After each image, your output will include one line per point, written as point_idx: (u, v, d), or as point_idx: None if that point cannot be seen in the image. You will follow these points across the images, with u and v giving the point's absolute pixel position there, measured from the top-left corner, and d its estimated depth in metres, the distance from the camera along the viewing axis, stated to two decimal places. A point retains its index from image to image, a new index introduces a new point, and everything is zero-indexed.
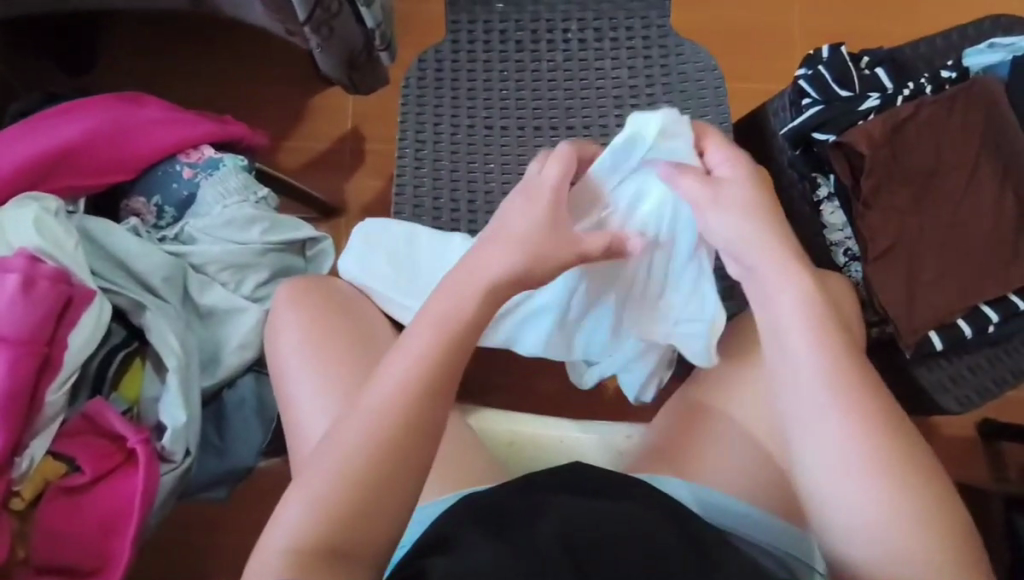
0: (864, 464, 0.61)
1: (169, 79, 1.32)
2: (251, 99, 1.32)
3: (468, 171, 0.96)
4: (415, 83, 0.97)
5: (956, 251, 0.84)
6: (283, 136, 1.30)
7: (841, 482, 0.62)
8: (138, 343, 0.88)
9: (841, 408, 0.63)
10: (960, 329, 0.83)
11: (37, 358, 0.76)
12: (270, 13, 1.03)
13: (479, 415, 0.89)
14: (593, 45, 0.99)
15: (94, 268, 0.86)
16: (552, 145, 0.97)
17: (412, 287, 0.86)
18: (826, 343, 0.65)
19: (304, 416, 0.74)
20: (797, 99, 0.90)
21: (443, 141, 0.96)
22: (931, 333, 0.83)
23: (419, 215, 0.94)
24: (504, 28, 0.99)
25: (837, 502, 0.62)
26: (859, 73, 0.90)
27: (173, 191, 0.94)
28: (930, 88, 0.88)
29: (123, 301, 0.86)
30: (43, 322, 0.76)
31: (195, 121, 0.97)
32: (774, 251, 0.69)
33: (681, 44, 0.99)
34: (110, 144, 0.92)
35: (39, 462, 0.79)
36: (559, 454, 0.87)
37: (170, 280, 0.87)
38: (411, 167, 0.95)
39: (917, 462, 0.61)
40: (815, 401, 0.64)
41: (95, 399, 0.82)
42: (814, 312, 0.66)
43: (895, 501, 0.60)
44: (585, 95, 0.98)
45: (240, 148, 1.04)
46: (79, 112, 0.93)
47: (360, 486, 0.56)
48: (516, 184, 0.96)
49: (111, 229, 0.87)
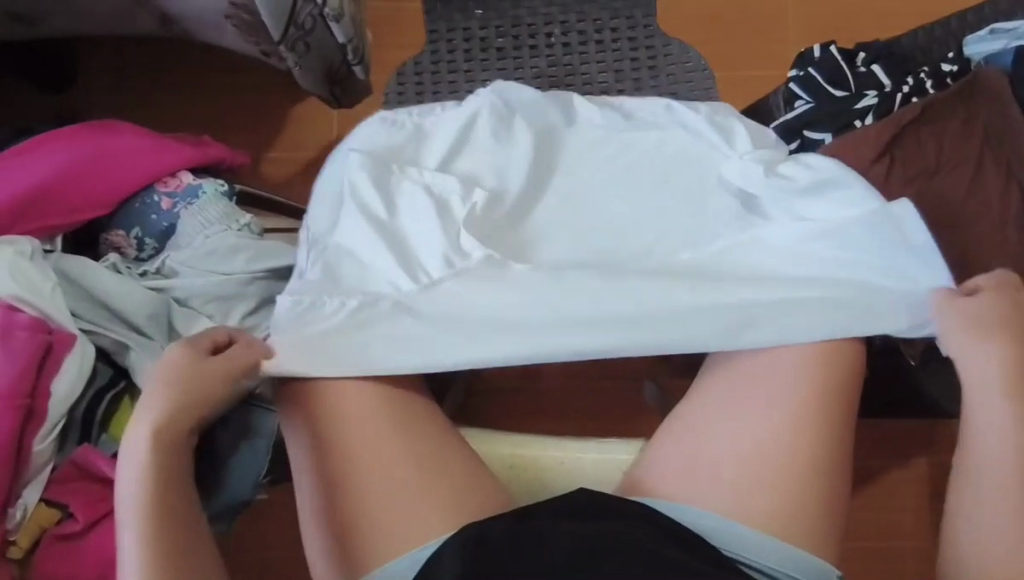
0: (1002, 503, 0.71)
1: (145, 94, 1.29)
2: (232, 109, 1.29)
3: (496, 42, 0.95)
4: (395, 97, 0.94)
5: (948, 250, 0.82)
6: (266, 148, 1.27)
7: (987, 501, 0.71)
8: (125, 382, 0.86)
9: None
10: None
11: (21, 411, 0.74)
12: (244, 39, 0.99)
13: (483, 438, 0.88)
14: (577, 49, 0.95)
15: (74, 310, 0.84)
16: (581, 60, 0.95)
17: (511, 201, 0.87)
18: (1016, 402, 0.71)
19: (308, 439, 0.77)
20: (789, 101, 0.89)
21: (457, 67, 0.95)
22: None
23: (422, 94, 0.94)
24: (485, 36, 0.95)
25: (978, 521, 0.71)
26: (855, 71, 0.88)
27: (153, 223, 0.92)
28: (915, 99, 0.84)
29: (107, 341, 0.84)
30: (23, 374, 0.74)
31: (171, 148, 0.95)
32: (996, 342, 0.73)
33: (669, 44, 0.95)
34: (82, 179, 0.89)
35: (33, 509, 0.78)
36: (558, 476, 0.86)
37: (155, 317, 0.85)
38: (444, 42, 0.95)
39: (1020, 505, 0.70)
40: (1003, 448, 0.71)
41: (83, 446, 0.80)
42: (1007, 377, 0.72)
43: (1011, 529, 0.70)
44: (571, 85, 0.95)
45: (221, 171, 1.02)
46: (48, 147, 0.90)
47: (170, 527, 0.68)
48: (527, 66, 0.95)
49: (90, 268, 0.84)
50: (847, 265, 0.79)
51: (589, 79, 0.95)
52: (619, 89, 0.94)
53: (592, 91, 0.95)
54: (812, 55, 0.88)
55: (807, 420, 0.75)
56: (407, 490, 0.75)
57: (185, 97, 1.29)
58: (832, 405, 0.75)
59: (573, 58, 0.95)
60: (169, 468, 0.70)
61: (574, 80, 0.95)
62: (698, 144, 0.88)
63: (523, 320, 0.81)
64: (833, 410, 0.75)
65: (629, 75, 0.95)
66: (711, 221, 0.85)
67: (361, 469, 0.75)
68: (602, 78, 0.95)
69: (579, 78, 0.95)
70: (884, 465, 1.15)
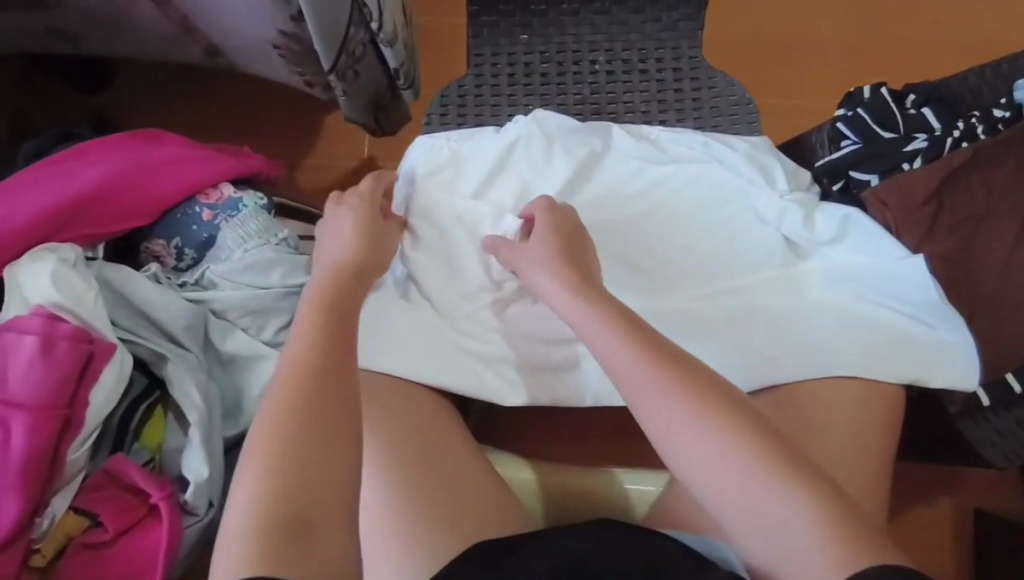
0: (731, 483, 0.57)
1: (182, 100, 1.30)
2: (268, 118, 1.30)
3: (541, 68, 0.96)
4: (437, 119, 0.94)
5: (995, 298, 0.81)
6: (300, 158, 1.28)
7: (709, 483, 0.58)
8: (159, 392, 0.86)
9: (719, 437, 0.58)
10: (1011, 385, 0.77)
11: (57, 421, 0.74)
12: (288, 67, 1.01)
13: (511, 464, 0.87)
14: (621, 77, 0.95)
15: (113, 319, 0.84)
16: (625, 88, 0.95)
17: None
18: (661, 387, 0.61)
19: None
20: (836, 139, 0.89)
21: (501, 90, 0.95)
22: (1010, 376, 0.78)
23: (464, 115, 0.94)
24: (529, 61, 0.96)
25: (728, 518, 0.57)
26: (904, 112, 0.88)
27: (193, 233, 0.93)
28: (965, 142, 0.84)
29: (144, 351, 0.84)
30: (63, 383, 0.75)
31: (215, 159, 0.96)
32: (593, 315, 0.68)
33: (714, 76, 0.95)
34: (125, 188, 0.90)
35: (60, 518, 0.78)
36: (585, 506, 0.85)
37: (191, 328, 0.86)
38: (489, 65, 0.95)
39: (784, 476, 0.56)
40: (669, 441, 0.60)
41: (116, 455, 0.81)
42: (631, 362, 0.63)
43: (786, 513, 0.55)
44: (613, 112, 0.95)
45: (259, 183, 1.02)
46: (93, 155, 0.91)
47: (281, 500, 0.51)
48: (571, 91, 0.95)
49: (129, 277, 0.85)
50: (888, 308, 0.80)
51: (630, 107, 0.95)
52: (661, 119, 0.94)
53: (634, 120, 0.95)
54: (861, 95, 0.88)
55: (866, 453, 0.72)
56: (422, 510, 0.72)
57: (222, 104, 1.30)
58: (875, 451, 0.73)
59: (616, 86, 0.95)
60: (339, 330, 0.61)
61: (617, 108, 0.95)
62: (737, 181, 0.88)
63: (556, 353, 0.84)
64: (878, 455, 0.73)
65: (673, 106, 0.95)
66: (747, 257, 0.85)
67: (377, 485, 0.73)
68: (645, 106, 0.95)
69: (622, 106, 0.95)
70: (907, 503, 1.12)
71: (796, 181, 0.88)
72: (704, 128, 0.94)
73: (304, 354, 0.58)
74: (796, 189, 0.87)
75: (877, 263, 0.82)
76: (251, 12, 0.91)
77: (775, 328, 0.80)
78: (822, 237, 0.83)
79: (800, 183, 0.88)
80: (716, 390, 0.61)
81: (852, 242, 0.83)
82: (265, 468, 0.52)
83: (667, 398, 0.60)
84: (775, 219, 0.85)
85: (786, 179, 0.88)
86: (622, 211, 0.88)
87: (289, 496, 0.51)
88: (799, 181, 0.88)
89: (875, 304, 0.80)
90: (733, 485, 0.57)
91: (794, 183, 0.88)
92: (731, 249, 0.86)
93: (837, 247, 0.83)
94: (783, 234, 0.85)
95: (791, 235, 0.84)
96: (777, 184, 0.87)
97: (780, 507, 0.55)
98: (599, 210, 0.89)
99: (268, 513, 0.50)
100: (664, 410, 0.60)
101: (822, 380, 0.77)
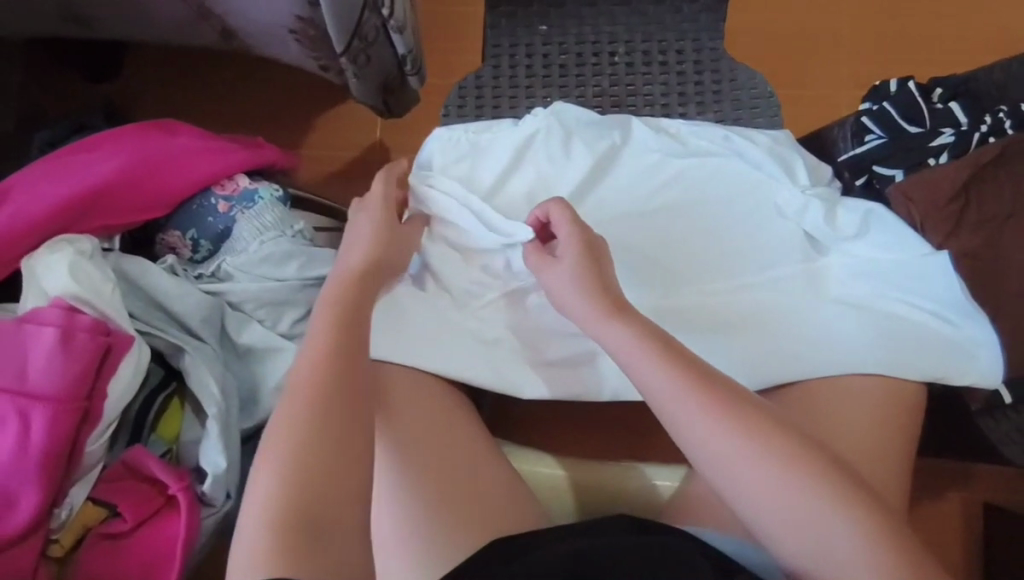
0: (783, 502, 0.60)
1: (194, 89, 1.30)
2: (281, 107, 1.29)
3: (560, 60, 0.95)
4: (455, 110, 0.93)
5: (1014, 295, 0.81)
6: (312, 148, 1.27)
7: (759, 504, 0.60)
8: (176, 384, 0.86)
9: (766, 458, 0.61)
10: None
11: (78, 413, 0.74)
12: (303, 52, 1.01)
13: (523, 457, 0.86)
14: (641, 70, 0.94)
15: (130, 311, 0.84)
16: (645, 81, 0.94)
17: None
18: (708, 408, 0.63)
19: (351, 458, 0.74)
20: (859, 133, 0.88)
21: (519, 82, 0.94)
22: None
23: (482, 106, 0.93)
24: (548, 53, 0.94)
25: (780, 537, 0.60)
26: (930, 106, 0.87)
27: (209, 225, 0.93)
28: (992, 138, 0.84)
29: (162, 343, 0.84)
30: (83, 376, 0.75)
31: (231, 150, 0.95)
32: (628, 336, 0.68)
33: (735, 69, 0.94)
34: (141, 180, 0.89)
35: (79, 509, 0.79)
36: (603, 501, 0.84)
37: (208, 320, 0.85)
38: (507, 55, 0.94)
39: (834, 494, 0.59)
40: (716, 461, 0.62)
41: (135, 446, 0.81)
42: (671, 383, 0.65)
43: (841, 526, 0.58)
44: (633, 105, 0.94)
45: (273, 173, 1.02)
46: (109, 146, 0.90)
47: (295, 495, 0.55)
48: (590, 83, 0.94)
49: (147, 269, 0.85)
50: (912, 304, 0.79)
51: (650, 99, 0.94)
52: (681, 113, 0.93)
53: (653, 113, 0.94)
54: (887, 89, 0.89)
55: (887, 452, 0.71)
56: (439, 503, 0.72)
57: (234, 93, 1.29)
58: (897, 450, 0.72)
59: (636, 78, 0.94)
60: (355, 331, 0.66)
61: (636, 101, 0.94)
62: (759, 175, 0.87)
63: (573, 346, 0.84)
64: (899, 454, 0.72)
65: (693, 99, 0.94)
66: (770, 250, 0.84)
67: (390, 482, 0.72)
68: (665, 99, 0.94)
69: (642, 99, 0.94)
70: (918, 496, 1.12)
71: (817, 176, 0.87)
72: (724, 122, 0.93)
73: (322, 359, 0.63)
74: (815, 183, 0.86)
75: (900, 258, 0.80)
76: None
77: (796, 324, 0.80)
78: (845, 233, 0.82)
79: (818, 178, 0.87)
80: (743, 411, 0.63)
81: (877, 239, 0.81)
82: (291, 472, 0.56)
83: (715, 419, 0.63)
84: (797, 215, 0.84)
85: (806, 174, 0.87)
86: (641, 203, 0.88)
87: (305, 488, 0.55)
88: (819, 175, 0.87)
89: (901, 299, 0.79)
90: (783, 506, 0.60)
91: (815, 180, 0.86)
92: (751, 245, 0.84)
93: (860, 243, 0.82)
94: (804, 229, 0.84)
95: (812, 231, 0.83)
96: (799, 178, 0.86)
97: (830, 522, 0.59)
98: (618, 204, 0.88)
99: (292, 500, 0.54)
100: (712, 428, 0.62)
101: (844, 376, 0.76)
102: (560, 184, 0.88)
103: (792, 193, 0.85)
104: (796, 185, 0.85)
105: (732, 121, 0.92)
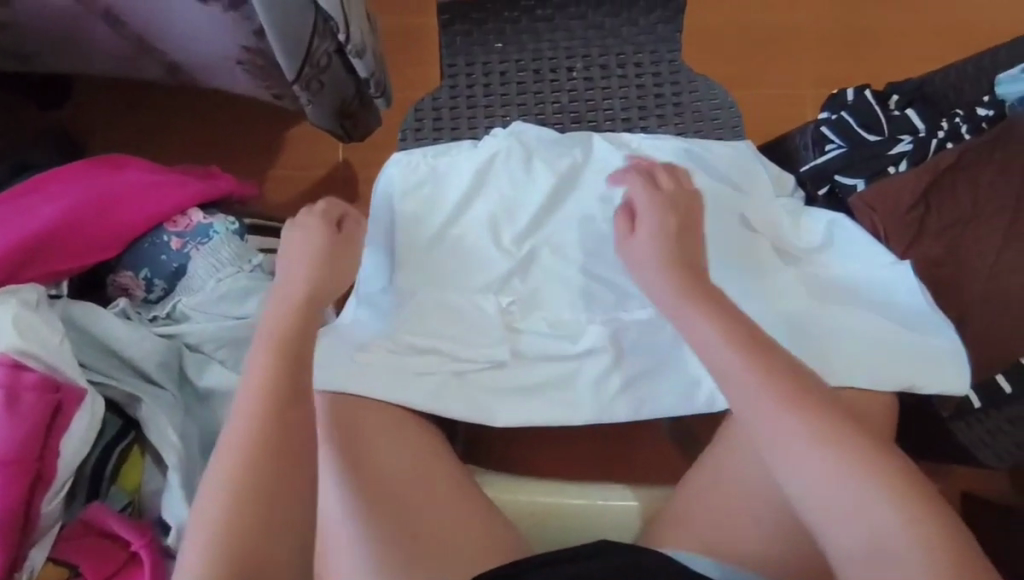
0: (847, 478, 0.56)
1: (144, 115, 1.25)
2: (237, 130, 1.25)
3: (518, 78, 0.93)
4: (413, 134, 0.91)
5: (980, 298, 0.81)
6: (272, 171, 1.24)
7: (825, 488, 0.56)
8: (135, 432, 0.83)
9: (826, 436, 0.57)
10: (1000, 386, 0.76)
11: (29, 475, 0.71)
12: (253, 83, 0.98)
13: (502, 485, 0.84)
14: (600, 84, 0.93)
15: (82, 361, 0.81)
16: (604, 95, 0.93)
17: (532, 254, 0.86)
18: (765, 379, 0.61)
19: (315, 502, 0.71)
20: (820, 143, 0.89)
21: (477, 103, 0.92)
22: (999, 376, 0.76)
23: (441, 128, 0.91)
24: (505, 70, 0.93)
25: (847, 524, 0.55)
26: (888, 114, 0.88)
27: (162, 263, 0.89)
28: (950, 142, 0.84)
29: (117, 392, 0.81)
30: (32, 435, 0.71)
31: (182, 183, 0.92)
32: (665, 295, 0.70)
33: (694, 80, 0.93)
34: (87, 220, 0.86)
35: (40, 570, 0.74)
36: (585, 527, 0.82)
37: (165, 365, 0.83)
38: (464, 74, 0.92)
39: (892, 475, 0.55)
40: (777, 436, 0.59)
41: (93, 503, 0.78)
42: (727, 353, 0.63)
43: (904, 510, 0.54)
44: (593, 120, 0.93)
45: (229, 204, 0.99)
46: (51, 187, 0.86)
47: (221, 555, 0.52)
48: (550, 100, 0.93)
49: (98, 315, 0.82)
50: (880, 312, 0.79)
51: (611, 114, 0.93)
52: (642, 127, 0.92)
53: (614, 128, 0.92)
54: (843, 97, 0.89)
55: None
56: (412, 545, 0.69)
57: (187, 117, 1.25)
58: None
59: (595, 93, 0.93)
60: (301, 350, 0.63)
61: (596, 116, 0.92)
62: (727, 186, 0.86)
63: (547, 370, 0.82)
64: None
65: (654, 113, 0.92)
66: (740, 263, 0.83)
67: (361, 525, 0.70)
68: (626, 112, 0.93)
69: (602, 114, 0.93)
70: None
71: (781, 186, 0.88)
72: (686, 135, 0.92)
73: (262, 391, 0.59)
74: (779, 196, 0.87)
75: (862, 269, 0.81)
76: (212, 27, 0.87)
77: None
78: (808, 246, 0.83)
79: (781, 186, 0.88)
80: (798, 386, 0.60)
81: (842, 249, 0.82)
82: (223, 524, 0.53)
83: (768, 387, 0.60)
84: (764, 226, 0.84)
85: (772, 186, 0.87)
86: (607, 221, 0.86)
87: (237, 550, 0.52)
88: (783, 186, 0.88)
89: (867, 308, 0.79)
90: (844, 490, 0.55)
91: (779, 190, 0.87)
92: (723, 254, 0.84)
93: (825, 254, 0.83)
94: (770, 242, 0.83)
95: (778, 243, 0.83)
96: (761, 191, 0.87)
97: (889, 507, 0.54)
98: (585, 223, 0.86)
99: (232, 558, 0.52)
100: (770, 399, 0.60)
101: None
102: (520, 209, 0.86)
103: (757, 205, 0.85)
104: (757, 198, 0.86)
105: (694, 133, 0.92)
